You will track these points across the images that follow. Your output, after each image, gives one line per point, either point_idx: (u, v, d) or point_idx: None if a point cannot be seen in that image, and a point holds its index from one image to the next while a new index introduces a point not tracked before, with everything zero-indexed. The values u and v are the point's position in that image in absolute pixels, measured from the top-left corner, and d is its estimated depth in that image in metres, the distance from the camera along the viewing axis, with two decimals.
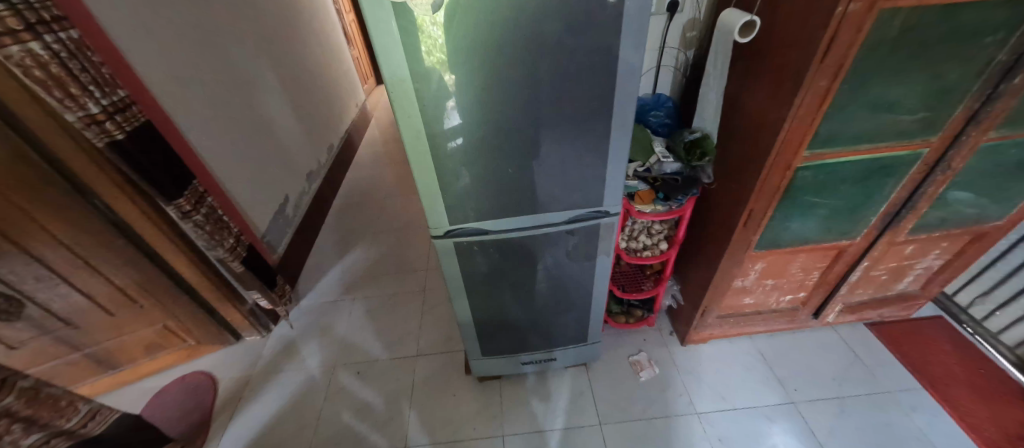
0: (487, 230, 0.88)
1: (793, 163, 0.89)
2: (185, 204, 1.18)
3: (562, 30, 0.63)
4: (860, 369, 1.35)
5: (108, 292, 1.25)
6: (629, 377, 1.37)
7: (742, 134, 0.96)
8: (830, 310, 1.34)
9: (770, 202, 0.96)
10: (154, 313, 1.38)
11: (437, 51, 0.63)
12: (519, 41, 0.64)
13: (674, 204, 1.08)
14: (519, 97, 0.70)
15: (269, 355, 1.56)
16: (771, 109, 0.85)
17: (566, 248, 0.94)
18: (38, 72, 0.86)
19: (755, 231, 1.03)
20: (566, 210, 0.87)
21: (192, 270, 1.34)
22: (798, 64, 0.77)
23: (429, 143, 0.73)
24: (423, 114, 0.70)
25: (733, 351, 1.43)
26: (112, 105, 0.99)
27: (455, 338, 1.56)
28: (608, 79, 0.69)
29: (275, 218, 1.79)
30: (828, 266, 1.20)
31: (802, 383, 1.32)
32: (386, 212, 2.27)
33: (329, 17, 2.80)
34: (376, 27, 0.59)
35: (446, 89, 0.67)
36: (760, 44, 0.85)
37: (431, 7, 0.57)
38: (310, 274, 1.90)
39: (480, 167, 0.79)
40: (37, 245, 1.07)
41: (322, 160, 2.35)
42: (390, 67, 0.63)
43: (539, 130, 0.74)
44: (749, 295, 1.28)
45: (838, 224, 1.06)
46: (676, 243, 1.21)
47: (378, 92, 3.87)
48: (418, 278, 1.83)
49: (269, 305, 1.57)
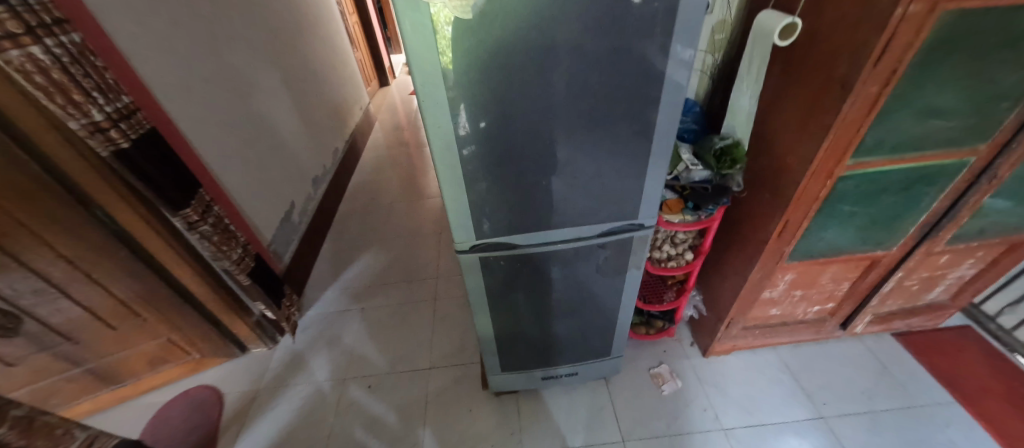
0: (515, 244, 0.84)
1: (834, 172, 0.84)
2: (192, 215, 1.14)
3: (604, 34, 0.59)
4: (889, 382, 1.30)
5: (110, 305, 1.20)
6: (650, 391, 1.33)
7: (776, 142, 0.92)
8: (859, 321, 1.29)
9: (808, 212, 0.92)
10: (158, 327, 1.33)
11: (469, 57, 0.59)
12: (557, 45, 0.60)
13: (703, 213, 1.02)
14: (554, 105, 0.66)
15: (276, 368, 1.51)
16: (813, 116, 0.81)
17: (596, 261, 0.90)
18: (38, 78, 0.82)
19: (788, 242, 0.98)
20: (599, 223, 0.83)
21: (198, 282, 1.28)
22: (846, 69, 0.72)
23: (457, 154, 0.69)
24: (451, 124, 0.65)
25: (758, 362, 1.38)
26: (117, 111, 0.95)
27: (469, 349, 1.51)
28: (650, 85, 0.65)
29: (281, 226, 1.74)
30: (860, 276, 1.16)
31: (830, 397, 1.28)
32: (393, 217, 2.23)
33: (334, 19, 2.76)
34: (408, 29, 0.54)
35: (476, 98, 0.63)
36: (800, 47, 0.81)
37: (467, 10, 0.53)
38: (317, 282, 1.86)
39: (509, 177, 0.74)
40: (36, 259, 1.02)
41: (328, 165, 2.30)
42: (421, 73, 0.59)
43: (573, 139, 0.70)
44: (776, 306, 1.24)
45: (875, 234, 1.02)
46: (702, 254, 1.16)
47: (381, 95, 3.83)
48: (429, 286, 1.78)
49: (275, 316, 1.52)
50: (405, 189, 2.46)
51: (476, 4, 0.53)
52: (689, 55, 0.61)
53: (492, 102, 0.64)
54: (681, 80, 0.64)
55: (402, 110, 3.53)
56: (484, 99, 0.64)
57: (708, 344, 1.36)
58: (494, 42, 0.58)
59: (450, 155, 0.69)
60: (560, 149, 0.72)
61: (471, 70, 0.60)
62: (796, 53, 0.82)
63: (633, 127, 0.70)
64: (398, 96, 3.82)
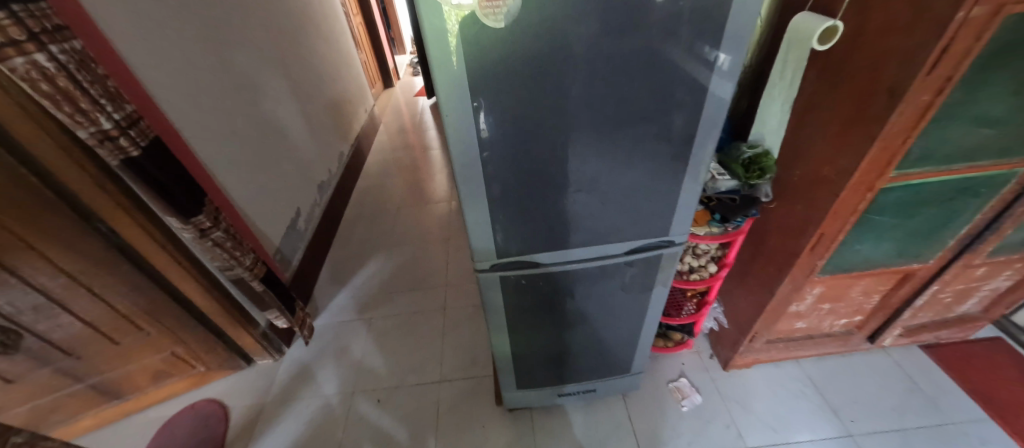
0: (538, 263, 0.81)
1: (876, 184, 0.79)
2: (204, 222, 1.09)
3: (640, 40, 0.55)
4: (919, 397, 1.25)
5: (112, 320, 1.16)
6: (670, 406, 1.28)
7: (809, 150, 0.87)
8: (888, 334, 1.24)
9: (844, 225, 0.87)
10: (162, 340, 1.29)
11: (496, 66, 0.55)
12: (590, 52, 0.56)
13: (731, 225, 0.98)
14: (584, 116, 0.62)
15: (283, 381, 1.47)
16: (856, 124, 0.76)
17: (622, 279, 0.87)
18: (45, 86, 0.77)
19: (821, 256, 0.93)
20: (628, 241, 0.81)
21: (202, 294, 1.25)
22: (893, 78, 0.68)
23: (480, 168, 0.66)
24: (476, 137, 0.62)
25: (781, 376, 1.33)
26: (126, 118, 0.90)
27: (480, 361, 1.46)
28: (687, 94, 0.61)
29: (288, 234, 1.70)
30: (892, 289, 1.11)
31: (858, 414, 1.23)
32: (400, 223, 2.19)
33: (338, 21, 2.73)
34: (433, 40, 0.51)
35: (502, 110, 0.60)
36: (841, 50, 0.76)
37: (498, 19, 0.50)
38: (323, 290, 1.82)
39: (532, 190, 0.71)
40: (37, 274, 0.98)
41: (333, 170, 2.26)
42: (445, 82, 0.55)
43: (602, 149, 0.67)
44: (802, 319, 1.19)
45: (911, 247, 0.97)
46: (727, 265, 1.10)
47: (385, 97, 3.80)
48: (438, 294, 1.74)
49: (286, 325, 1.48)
50: (412, 193, 2.42)
51: (506, 11, 0.50)
52: (719, 59, 0.57)
53: (516, 112, 0.60)
54: (709, 85, 0.60)
55: (407, 112, 3.49)
56: (509, 110, 0.60)
57: (729, 358, 1.31)
58: (520, 47, 0.54)
59: (471, 168, 0.66)
60: (584, 160, 0.68)
61: (498, 80, 0.57)
62: (835, 57, 0.78)
63: (662, 136, 0.66)
64: (402, 98, 3.78)
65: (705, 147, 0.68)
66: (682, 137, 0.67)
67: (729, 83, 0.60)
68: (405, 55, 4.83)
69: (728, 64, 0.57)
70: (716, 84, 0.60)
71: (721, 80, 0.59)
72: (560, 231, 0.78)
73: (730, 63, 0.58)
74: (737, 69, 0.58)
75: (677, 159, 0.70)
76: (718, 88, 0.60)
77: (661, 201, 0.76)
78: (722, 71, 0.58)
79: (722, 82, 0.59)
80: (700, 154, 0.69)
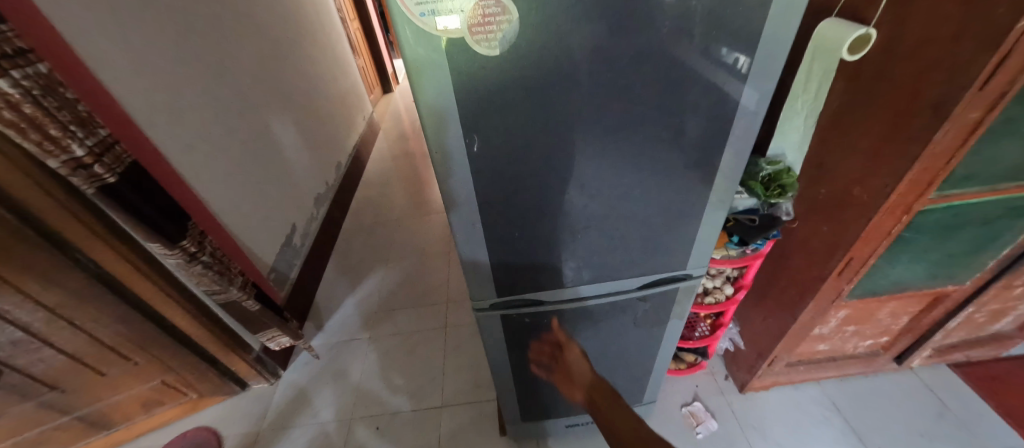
0: (544, 300, 0.78)
1: (913, 206, 0.72)
2: (190, 246, 1.03)
3: (656, 52, 0.49)
4: (949, 422, 1.18)
5: (98, 352, 1.10)
6: (683, 433, 1.21)
7: (834, 167, 0.81)
8: (917, 356, 1.17)
9: (876, 248, 0.80)
10: (151, 369, 1.23)
11: (490, 91, 0.49)
12: (597, 70, 0.50)
13: (751, 248, 0.90)
14: (593, 137, 0.57)
15: (279, 405, 1.42)
16: (892, 141, 0.69)
17: (635, 315, 0.84)
18: (9, 114, 0.71)
19: (850, 279, 0.86)
20: (642, 276, 0.78)
21: (190, 320, 1.20)
22: (937, 93, 0.61)
23: (482, 198, 0.61)
24: (474, 167, 0.57)
25: (801, 399, 1.26)
26: (99, 144, 0.84)
27: (484, 384, 1.40)
28: (703, 107, 0.55)
29: (283, 251, 1.65)
30: (922, 311, 1.04)
31: (885, 441, 1.15)
32: (400, 234, 2.13)
33: (334, 27, 2.68)
34: (419, 70, 0.45)
35: (496, 139, 0.54)
36: (875, 59, 0.69)
37: (492, 45, 0.45)
38: (321, 307, 1.76)
39: (535, 215, 0.65)
40: (11, 309, 0.91)
41: (330, 181, 2.21)
42: (435, 116, 0.50)
43: (611, 169, 0.61)
44: (825, 342, 1.12)
45: (947, 269, 0.89)
46: (743, 287, 1.03)
47: (384, 102, 3.75)
48: (439, 311, 1.68)
49: (290, 340, 1.41)
50: (411, 204, 2.36)
51: (495, 37, 0.44)
52: (739, 62, 0.51)
53: (514, 136, 0.54)
54: (727, 94, 0.54)
55: (407, 118, 3.43)
56: (505, 135, 0.54)
57: (745, 381, 1.24)
58: (519, 62, 0.47)
59: (466, 200, 0.60)
60: (590, 180, 0.62)
61: (494, 107, 0.51)
62: (867, 65, 0.70)
63: (675, 152, 0.60)
64: (402, 104, 3.72)
65: (721, 156, 0.62)
66: (695, 148, 0.60)
67: (750, 88, 0.53)
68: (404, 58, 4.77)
69: (749, 66, 0.51)
70: (734, 88, 0.53)
71: (740, 84, 0.53)
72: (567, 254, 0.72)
73: (750, 66, 0.51)
74: (758, 74, 0.52)
75: (688, 171, 0.63)
76: (735, 91, 0.54)
77: (672, 220, 0.70)
78: (740, 76, 0.52)
79: (739, 87, 0.53)
80: (717, 163, 0.63)
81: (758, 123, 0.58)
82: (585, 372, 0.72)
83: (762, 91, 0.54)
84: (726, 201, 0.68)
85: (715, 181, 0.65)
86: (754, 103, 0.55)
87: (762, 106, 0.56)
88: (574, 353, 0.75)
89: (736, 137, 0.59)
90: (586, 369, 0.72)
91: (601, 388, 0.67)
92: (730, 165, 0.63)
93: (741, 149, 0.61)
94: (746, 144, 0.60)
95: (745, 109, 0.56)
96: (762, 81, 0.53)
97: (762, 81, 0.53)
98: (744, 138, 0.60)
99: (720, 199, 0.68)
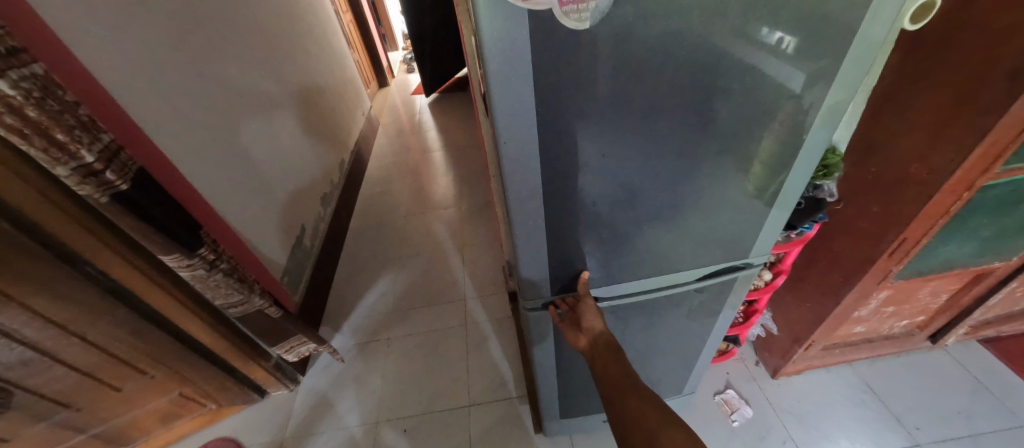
0: (599, 299, 0.77)
1: (976, 182, 0.70)
2: (209, 254, 0.99)
3: (731, 30, 0.47)
4: (986, 398, 1.17)
5: (112, 367, 1.04)
6: (720, 422, 1.20)
7: (886, 148, 0.78)
8: (953, 334, 1.18)
9: (930, 228, 0.78)
10: (168, 382, 1.18)
11: (550, 77, 0.46)
12: (670, 50, 0.47)
13: (796, 233, 0.86)
14: (656, 125, 0.54)
15: (302, 412, 1.38)
16: (958, 119, 0.66)
17: (690, 306, 0.84)
18: (11, 118, 0.66)
19: (900, 260, 0.84)
20: (699, 268, 0.76)
21: (209, 331, 1.16)
22: (1012, 64, 0.58)
23: (544, 194, 0.58)
24: (540, 158, 0.53)
25: (835, 381, 1.25)
26: (105, 150, 0.78)
27: (511, 380, 1.38)
28: (769, 89, 0.53)
29: (293, 253, 1.60)
30: (963, 289, 1.04)
31: (923, 420, 1.14)
32: (410, 231, 2.09)
33: (329, 20, 2.60)
34: (493, 51, 0.42)
35: (555, 130, 0.51)
36: (935, 32, 0.66)
37: (582, 17, 0.42)
38: (334, 310, 1.72)
39: (581, 206, 0.62)
40: (18, 326, 0.84)
41: (334, 180, 2.15)
42: (504, 104, 0.47)
43: (671, 157, 0.59)
44: (863, 324, 1.11)
45: (995, 246, 0.87)
46: (784, 272, 0.98)
47: (380, 96, 3.66)
48: (457, 309, 1.64)
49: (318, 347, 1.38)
50: (418, 199, 2.31)
51: (584, 12, 0.42)
52: (782, 41, 0.48)
53: (560, 125, 0.51)
54: (783, 78, 0.52)
55: (405, 112, 3.36)
56: (560, 124, 0.51)
57: (778, 366, 1.23)
58: (556, 47, 0.44)
59: (529, 197, 0.58)
60: (597, 177, 0.58)
61: (557, 94, 0.48)
62: (929, 38, 0.67)
63: (704, 139, 0.57)
64: (399, 98, 3.64)
65: (760, 142, 0.59)
66: (731, 134, 0.57)
67: (798, 71, 0.51)
68: (397, 51, 4.67)
69: (793, 46, 0.49)
70: (782, 71, 0.51)
71: (785, 64, 0.50)
72: (596, 248, 0.69)
73: (796, 45, 0.49)
74: (806, 51, 0.50)
75: (739, 157, 0.60)
76: (775, 71, 0.51)
77: (707, 211, 0.67)
78: (784, 56, 0.50)
79: (787, 68, 0.51)
80: (753, 150, 0.60)
81: (810, 107, 0.55)
82: (599, 326, 0.71)
83: (808, 73, 0.52)
84: (793, 201, 0.68)
85: (754, 169, 0.62)
86: (799, 83, 0.53)
87: (808, 89, 0.53)
88: (592, 308, 0.72)
89: (778, 121, 0.57)
90: (600, 325, 0.72)
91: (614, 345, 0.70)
92: (769, 151, 0.60)
93: (802, 131, 0.58)
94: (798, 129, 0.58)
95: (794, 90, 0.53)
96: (816, 57, 0.50)
97: (816, 59, 0.50)
98: (787, 123, 0.57)
99: (756, 188, 0.65)
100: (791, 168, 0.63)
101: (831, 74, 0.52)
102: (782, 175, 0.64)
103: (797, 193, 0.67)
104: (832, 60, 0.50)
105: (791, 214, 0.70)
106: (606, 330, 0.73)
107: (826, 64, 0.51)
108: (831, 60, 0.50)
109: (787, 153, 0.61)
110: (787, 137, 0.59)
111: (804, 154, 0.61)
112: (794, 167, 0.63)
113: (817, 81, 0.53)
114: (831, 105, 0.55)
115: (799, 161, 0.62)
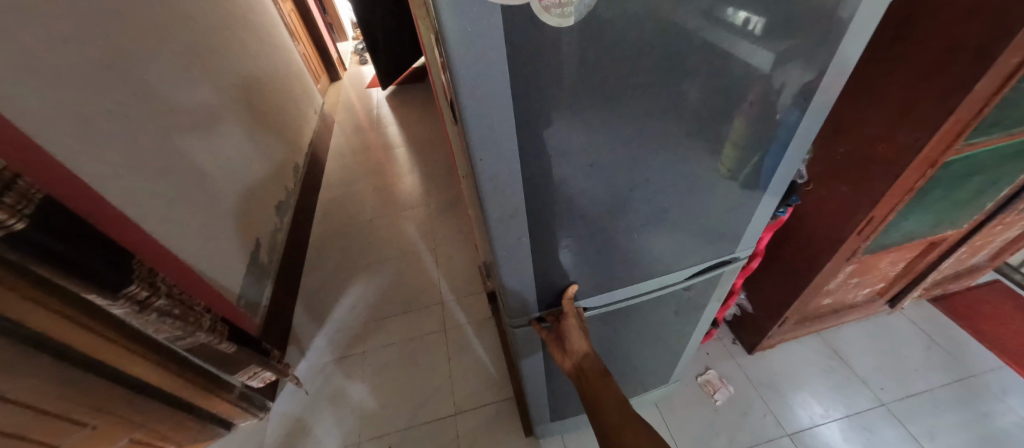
0: (584, 305, 0.75)
1: (939, 158, 0.71)
2: (140, 291, 0.88)
3: (705, 12, 0.43)
4: (938, 353, 1.26)
5: (41, 423, 0.85)
6: (703, 402, 1.23)
7: (853, 127, 0.78)
8: (908, 297, 1.26)
9: (895, 205, 0.79)
10: (113, 429, 1.00)
11: (522, 78, 0.41)
12: (646, 38, 0.43)
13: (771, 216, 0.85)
14: (631, 120, 0.50)
15: (274, 441, 1.29)
16: (923, 97, 0.67)
17: (673, 301, 0.83)
18: None
19: (867, 237, 0.86)
20: (687, 266, 0.76)
21: (152, 369, 1.04)
22: (976, 40, 0.58)
23: (524, 201, 0.54)
24: (520, 163, 0.49)
25: (806, 351, 1.30)
26: None
27: (496, 382, 1.35)
28: (741, 75, 0.50)
29: (249, 271, 1.47)
30: (919, 255, 1.10)
31: (886, 380, 1.21)
32: (377, 234, 1.99)
33: (268, 11, 2.38)
34: (459, 47, 0.36)
35: (531, 135, 0.47)
36: (899, 9, 0.65)
37: (559, 15, 0.38)
38: (302, 327, 1.61)
39: (559, 211, 0.58)
40: None
41: (289, 186, 2.00)
42: (474, 110, 0.41)
43: (647, 153, 0.55)
44: (830, 295, 1.15)
45: (947, 216, 0.91)
46: (758, 255, 0.99)
47: (334, 91, 3.44)
48: (433, 313, 1.58)
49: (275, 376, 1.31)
50: (383, 201, 2.20)
51: (563, 8, 0.38)
52: (752, 24, 0.45)
53: (531, 127, 0.46)
54: (757, 62, 0.49)
55: (362, 107, 3.18)
56: (534, 127, 0.46)
57: (755, 343, 1.27)
58: (526, 41, 0.39)
59: (510, 210, 0.53)
60: (574, 178, 0.54)
61: (530, 95, 0.43)
62: (890, 14, 0.67)
63: (679, 128, 0.54)
64: (353, 93, 3.45)
65: (731, 125, 0.56)
66: (706, 124, 0.54)
67: (767, 52, 0.49)
68: (347, 42, 4.41)
69: (763, 26, 0.46)
70: (753, 54, 0.48)
71: (755, 47, 0.48)
72: (576, 250, 0.65)
73: (765, 26, 0.46)
74: (776, 31, 0.47)
75: (712, 148, 0.58)
76: (748, 56, 0.48)
77: (685, 202, 0.65)
78: (754, 37, 0.47)
79: (757, 51, 0.48)
80: (726, 133, 0.57)
81: (782, 89, 0.53)
82: (579, 341, 0.69)
83: (777, 54, 0.49)
84: (772, 186, 0.67)
85: (726, 153, 0.59)
86: (774, 66, 0.50)
87: (776, 70, 0.51)
88: (571, 323, 0.69)
89: (748, 103, 0.54)
90: (583, 335, 0.69)
91: (593, 367, 0.68)
92: (741, 134, 0.58)
93: (771, 118, 0.57)
94: (767, 114, 0.56)
95: (764, 74, 0.51)
96: (787, 38, 0.47)
97: (787, 37, 0.47)
98: (758, 104, 0.54)
99: (730, 172, 0.62)
100: (764, 150, 0.61)
101: (800, 54, 0.50)
102: (755, 157, 0.61)
103: (770, 177, 0.65)
104: (803, 39, 0.48)
105: (768, 201, 0.69)
106: (592, 350, 0.70)
107: (798, 43, 0.48)
108: (802, 39, 0.48)
109: (759, 137, 0.59)
110: (759, 120, 0.56)
111: (777, 136, 0.59)
112: (766, 151, 0.61)
113: (788, 63, 0.50)
114: (803, 84, 0.53)
115: (772, 144, 0.60)
